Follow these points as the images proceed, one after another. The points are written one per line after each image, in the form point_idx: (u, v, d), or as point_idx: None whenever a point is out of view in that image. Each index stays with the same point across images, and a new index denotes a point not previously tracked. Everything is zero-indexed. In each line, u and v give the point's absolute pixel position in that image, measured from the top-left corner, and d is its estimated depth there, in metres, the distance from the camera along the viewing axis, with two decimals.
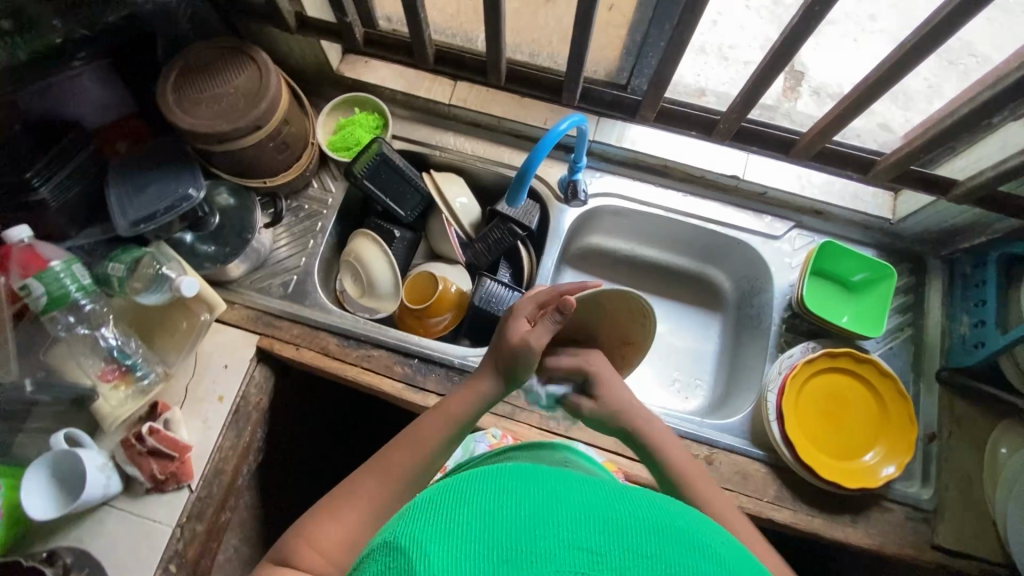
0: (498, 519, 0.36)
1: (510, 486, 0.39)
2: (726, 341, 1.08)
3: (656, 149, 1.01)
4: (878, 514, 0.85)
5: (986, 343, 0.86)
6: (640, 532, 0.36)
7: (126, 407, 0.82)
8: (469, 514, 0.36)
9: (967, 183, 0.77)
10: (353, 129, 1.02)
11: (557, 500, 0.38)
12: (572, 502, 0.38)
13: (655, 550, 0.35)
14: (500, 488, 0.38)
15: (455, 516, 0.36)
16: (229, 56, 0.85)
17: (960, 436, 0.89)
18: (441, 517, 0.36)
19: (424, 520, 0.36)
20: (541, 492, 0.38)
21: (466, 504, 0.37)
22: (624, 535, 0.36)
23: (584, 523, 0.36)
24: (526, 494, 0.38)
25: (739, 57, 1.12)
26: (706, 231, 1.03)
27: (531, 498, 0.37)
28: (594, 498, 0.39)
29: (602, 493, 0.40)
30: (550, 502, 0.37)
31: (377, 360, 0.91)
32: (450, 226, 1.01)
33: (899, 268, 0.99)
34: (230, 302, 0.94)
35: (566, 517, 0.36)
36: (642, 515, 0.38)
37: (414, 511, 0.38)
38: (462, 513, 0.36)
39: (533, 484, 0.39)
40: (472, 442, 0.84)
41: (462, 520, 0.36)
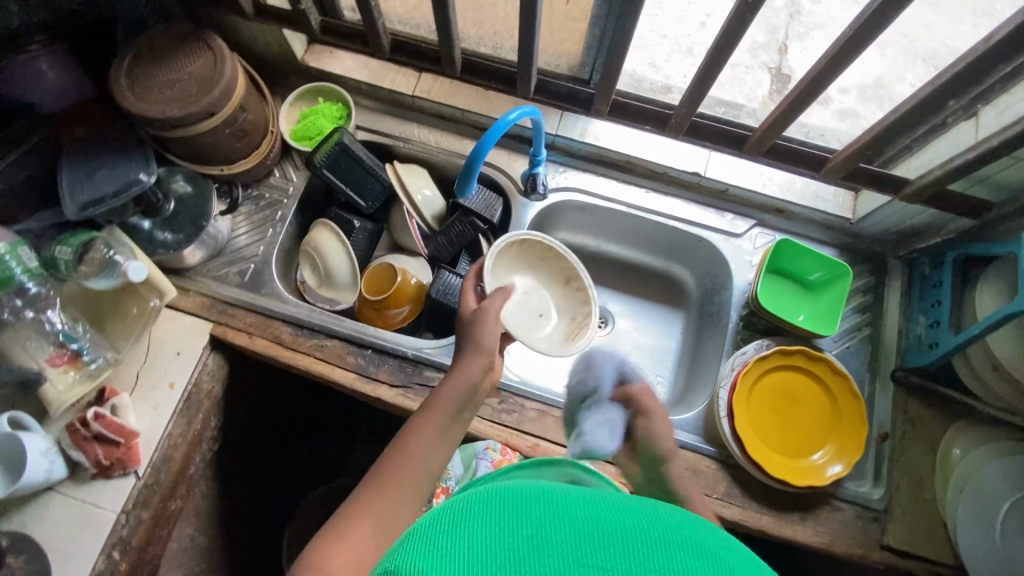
0: (499, 547, 0.36)
1: (507, 508, 0.40)
2: (688, 338, 1.08)
3: (618, 144, 1.00)
4: (827, 512, 0.85)
5: (940, 343, 0.85)
6: (634, 539, 0.38)
7: (74, 390, 0.81)
8: (471, 538, 0.37)
9: (917, 182, 0.77)
10: (315, 119, 1.01)
11: (559, 517, 0.39)
12: (575, 517, 0.39)
13: (651, 554, 0.37)
14: (501, 509, 0.40)
15: (457, 539, 0.37)
16: (184, 43, 0.84)
17: (913, 436, 0.89)
18: (444, 544, 0.37)
19: (431, 547, 0.37)
20: (536, 509, 0.40)
21: (470, 528, 0.38)
22: (620, 543, 0.37)
23: (582, 539, 0.37)
24: (523, 513, 0.39)
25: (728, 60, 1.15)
26: (667, 228, 1.03)
27: (530, 516, 0.39)
28: (590, 511, 0.40)
29: (597, 505, 0.41)
30: (552, 519, 0.38)
31: (330, 350, 0.91)
32: (411, 217, 1.01)
33: (859, 268, 0.99)
34: (185, 290, 0.94)
35: (567, 533, 0.37)
36: (636, 523, 0.39)
37: (418, 538, 0.38)
38: (467, 537, 0.37)
39: (533, 503, 0.40)
40: (474, 458, 0.84)
41: (469, 545, 0.36)
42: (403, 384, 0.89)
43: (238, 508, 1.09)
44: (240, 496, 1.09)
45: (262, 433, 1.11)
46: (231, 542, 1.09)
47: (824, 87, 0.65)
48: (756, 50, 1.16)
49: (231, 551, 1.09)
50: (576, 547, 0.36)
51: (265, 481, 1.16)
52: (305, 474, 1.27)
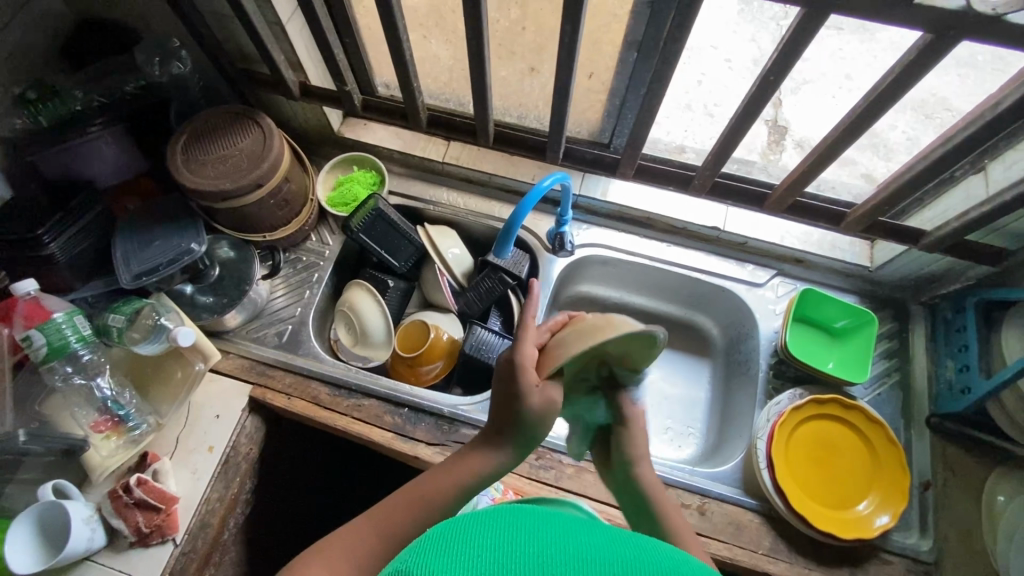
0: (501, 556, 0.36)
1: (518, 522, 0.40)
2: (718, 388, 1.08)
3: (637, 202, 1.05)
4: (877, 567, 0.83)
5: (971, 389, 0.86)
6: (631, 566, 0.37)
7: (116, 456, 0.83)
8: (480, 547, 0.37)
9: (933, 234, 0.81)
10: (351, 186, 1.07)
11: (562, 540, 0.39)
12: (575, 542, 0.39)
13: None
14: (508, 523, 0.40)
15: (469, 549, 0.37)
16: (236, 121, 0.91)
17: (955, 483, 0.88)
18: (451, 548, 0.37)
19: (438, 548, 0.37)
20: (537, 524, 0.40)
21: (477, 538, 0.38)
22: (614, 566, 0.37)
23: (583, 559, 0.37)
24: (527, 527, 0.39)
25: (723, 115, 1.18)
26: (690, 280, 1.06)
27: (532, 538, 0.38)
28: (588, 535, 0.40)
29: (595, 531, 0.41)
30: (557, 542, 0.38)
31: (367, 410, 0.92)
32: (443, 275, 1.05)
33: (881, 315, 1.01)
34: (225, 352, 0.96)
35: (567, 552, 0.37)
36: (634, 553, 0.39)
37: (427, 541, 0.39)
38: (473, 540, 0.38)
39: (538, 524, 0.40)
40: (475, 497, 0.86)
41: (471, 550, 0.37)
42: (440, 443, 0.90)
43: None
44: (269, 563, 1.07)
45: (292, 496, 1.10)
46: None
47: (842, 150, 0.70)
48: None
49: None
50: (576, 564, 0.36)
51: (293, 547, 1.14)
52: None
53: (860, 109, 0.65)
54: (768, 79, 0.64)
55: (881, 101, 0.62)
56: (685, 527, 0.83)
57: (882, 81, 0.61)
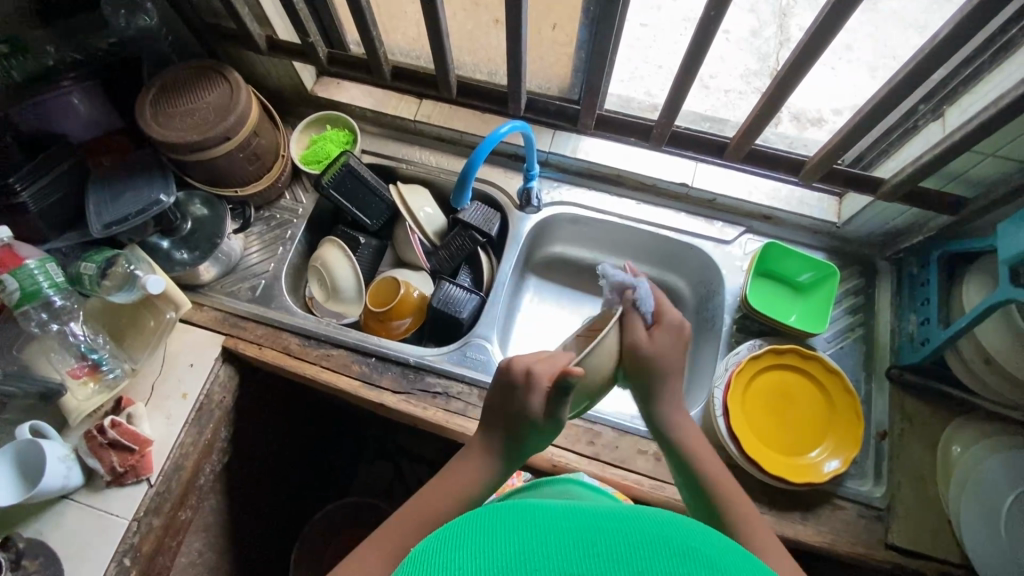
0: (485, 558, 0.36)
1: (502, 524, 0.39)
2: (686, 346, 1.09)
3: (607, 158, 1.06)
4: (829, 512, 0.84)
5: (930, 339, 0.87)
6: (628, 549, 0.37)
7: (92, 400, 0.86)
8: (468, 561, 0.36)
9: (891, 181, 0.81)
10: (323, 144, 1.08)
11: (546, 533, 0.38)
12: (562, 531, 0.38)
13: (618, 555, 0.36)
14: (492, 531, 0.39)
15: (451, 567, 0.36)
16: (204, 75, 0.92)
17: (912, 433, 0.89)
18: (435, 564, 0.37)
19: (426, 566, 0.37)
20: (515, 520, 0.39)
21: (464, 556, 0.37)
22: (586, 545, 0.37)
23: (569, 548, 0.36)
24: (505, 526, 0.39)
25: (718, 85, 1.21)
26: (659, 238, 1.07)
27: (517, 538, 0.37)
28: (576, 521, 0.39)
29: (577, 512, 0.40)
30: (538, 537, 0.37)
31: (335, 359, 0.95)
32: (413, 232, 1.06)
33: (849, 271, 1.01)
34: (199, 304, 0.99)
35: (549, 542, 0.37)
36: (620, 539, 0.37)
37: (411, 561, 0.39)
38: (456, 551, 0.37)
39: (525, 520, 0.39)
40: None
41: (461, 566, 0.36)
42: (405, 391, 0.92)
43: (245, 525, 1.11)
44: (248, 512, 1.11)
45: (271, 450, 1.13)
46: (238, 558, 1.10)
47: (792, 88, 0.70)
48: (749, 76, 1.21)
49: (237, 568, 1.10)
50: (563, 558, 0.36)
51: (273, 499, 1.18)
52: (311, 493, 1.28)
53: (803, 47, 0.65)
54: (709, 15, 0.64)
55: (823, 34, 0.62)
56: (641, 472, 0.85)
57: (823, 14, 0.61)
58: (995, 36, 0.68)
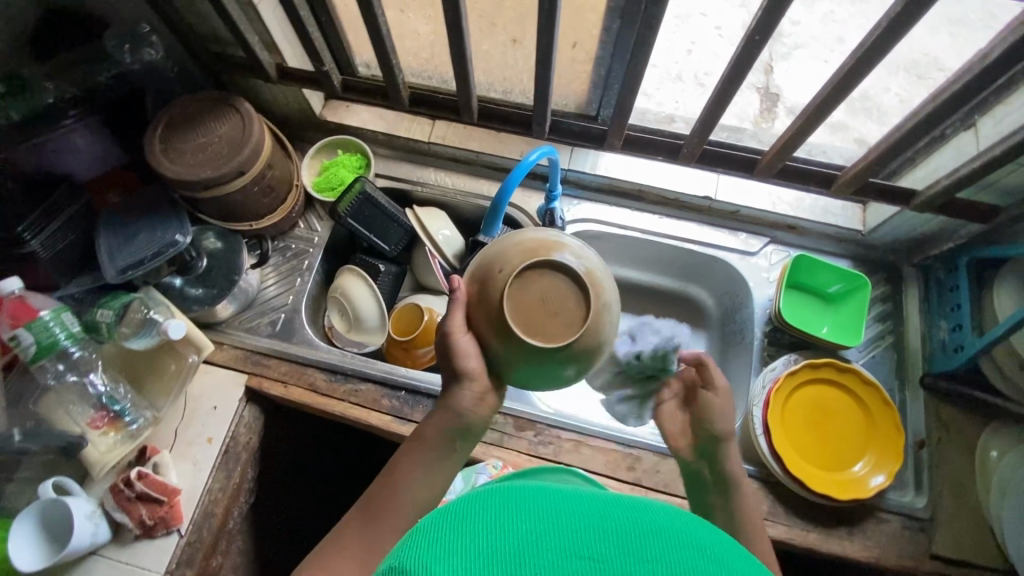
0: (501, 539, 0.32)
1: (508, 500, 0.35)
2: (713, 359, 1.08)
3: (628, 174, 1.05)
4: (873, 525, 0.84)
5: (964, 347, 0.87)
6: (642, 537, 0.33)
7: (115, 451, 0.82)
8: (469, 537, 0.32)
9: (925, 193, 0.80)
10: (336, 170, 1.05)
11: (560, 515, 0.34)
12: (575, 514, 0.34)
13: (653, 552, 0.32)
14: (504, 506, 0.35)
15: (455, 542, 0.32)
16: (214, 107, 0.89)
17: (950, 441, 0.89)
18: (447, 539, 0.32)
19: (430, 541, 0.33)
20: (536, 500, 0.36)
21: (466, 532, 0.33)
22: (616, 536, 0.33)
23: (582, 531, 0.33)
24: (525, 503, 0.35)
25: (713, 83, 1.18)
26: (683, 251, 1.06)
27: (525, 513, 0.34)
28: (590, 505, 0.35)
29: (603, 500, 0.37)
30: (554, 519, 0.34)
31: (364, 394, 0.92)
32: (434, 258, 1.04)
33: (875, 278, 1.01)
34: (218, 343, 0.96)
35: (573, 529, 0.33)
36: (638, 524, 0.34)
37: (417, 534, 0.34)
38: (470, 528, 0.33)
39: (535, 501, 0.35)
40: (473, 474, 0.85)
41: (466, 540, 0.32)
42: None
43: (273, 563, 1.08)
44: (277, 549, 1.08)
45: (297, 484, 1.11)
46: None
47: (832, 107, 0.68)
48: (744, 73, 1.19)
49: None
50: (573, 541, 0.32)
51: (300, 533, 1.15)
52: None
53: (849, 66, 0.64)
54: (753, 39, 0.62)
55: (874, 53, 0.60)
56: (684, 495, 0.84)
57: (870, 35, 0.60)
58: None
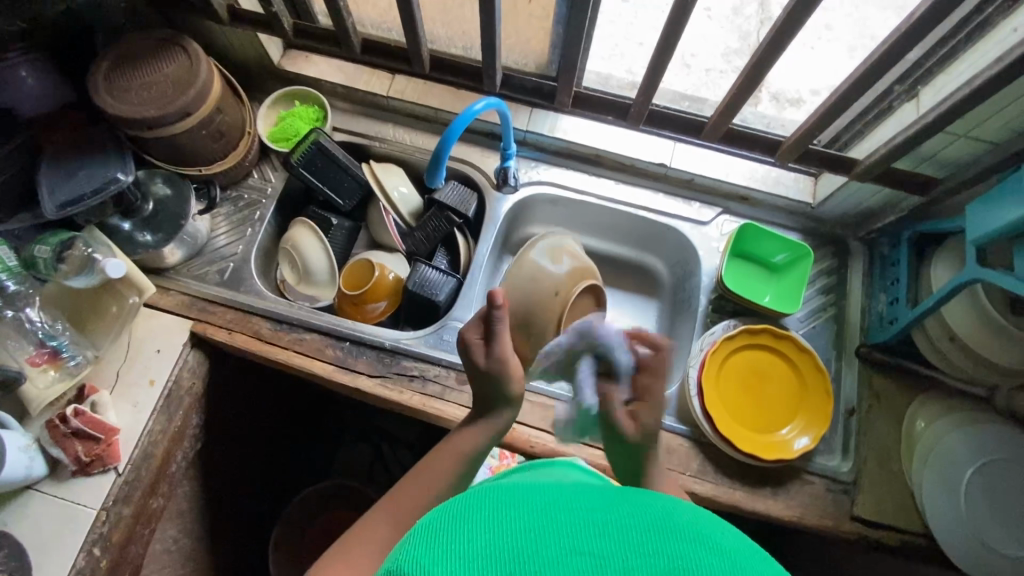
0: (498, 539, 0.35)
1: (510, 502, 0.38)
2: (663, 327, 1.10)
3: (586, 138, 1.05)
4: (798, 486, 0.87)
5: (898, 318, 0.89)
6: (634, 529, 0.36)
7: (54, 389, 0.83)
8: (472, 532, 0.36)
9: (865, 162, 0.82)
10: (293, 121, 1.05)
11: (559, 513, 0.37)
12: (572, 511, 0.37)
13: (653, 548, 0.35)
14: (504, 503, 0.38)
15: (458, 536, 0.36)
16: (161, 46, 0.87)
17: (880, 410, 0.92)
18: (443, 539, 0.36)
19: (433, 538, 0.36)
20: (522, 497, 0.39)
21: (470, 530, 0.36)
22: (617, 529, 0.36)
23: (582, 527, 0.36)
24: (514, 503, 0.38)
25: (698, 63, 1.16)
26: (637, 219, 1.07)
27: (526, 512, 0.37)
28: (587, 504, 0.39)
29: (598, 497, 0.40)
30: (553, 515, 0.37)
31: (309, 343, 0.93)
32: (388, 214, 1.04)
33: (823, 251, 1.03)
34: (165, 289, 0.96)
35: (565, 521, 0.36)
36: (634, 515, 0.38)
37: (417, 533, 0.38)
38: (467, 529, 0.36)
39: (532, 499, 0.39)
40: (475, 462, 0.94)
41: (470, 533, 0.36)
42: (381, 374, 0.91)
43: (220, 511, 1.09)
44: (224, 496, 1.10)
45: (247, 435, 1.12)
46: (215, 543, 1.09)
47: (769, 66, 0.69)
48: None
49: (215, 552, 1.09)
50: (574, 534, 0.35)
51: (250, 484, 1.16)
52: (289, 478, 1.27)
53: (782, 23, 0.64)
54: None
55: (803, 8, 0.60)
56: None
57: None
58: (970, 16, 0.68)
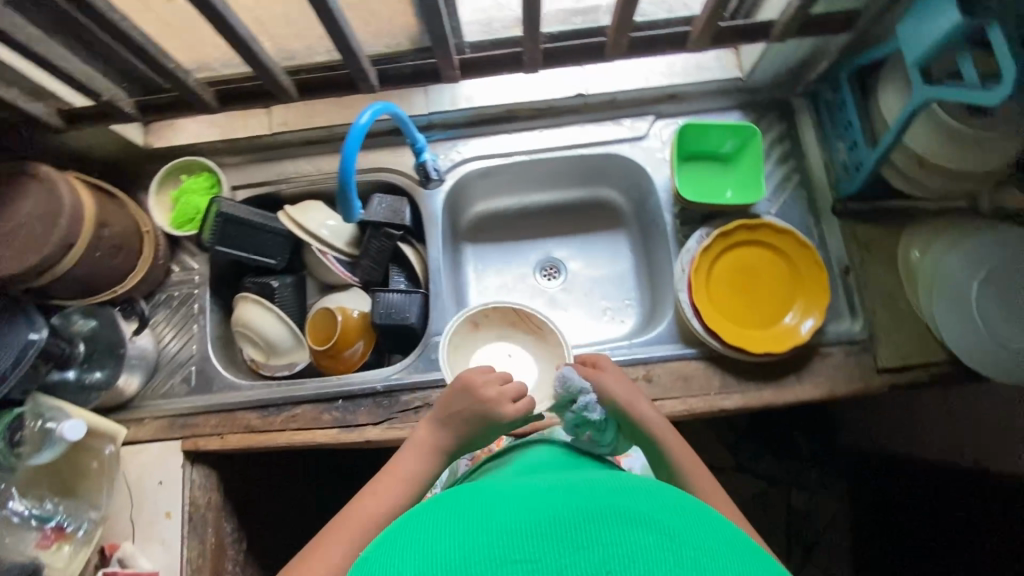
0: (439, 559, 0.39)
1: (453, 515, 0.43)
2: (639, 254, 1.07)
3: (493, 98, 0.97)
4: (820, 363, 0.86)
5: (862, 163, 0.86)
6: (565, 522, 0.40)
7: (76, 559, 0.79)
8: (421, 555, 0.40)
9: (781, 19, 0.76)
10: (188, 199, 0.96)
11: (496, 520, 0.41)
12: (507, 517, 0.42)
13: (583, 535, 0.39)
14: (449, 521, 0.42)
15: (406, 559, 0.40)
16: (9, 182, 0.78)
17: (872, 259, 0.90)
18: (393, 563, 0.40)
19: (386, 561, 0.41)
20: (465, 512, 0.43)
21: (417, 551, 0.40)
22: (550, 527, 0.40)
23: (515, 531, 0.40)
24: (456, 522, 0.42)
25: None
26: (576, 159, 1.01)
27: (468, 529, 0.41)
28: (520, 506, 0.43)
29: (534, 496, 0.44)
30: (490, 524, 0.41)
31: (303, 417, 0.89)
32: (326, 255, 0.98)
33: (768, 119, 0.98)
34: (139, 420, 0.91)
35: (501, 529, 0.40)
36: (565, 508, 0.41)
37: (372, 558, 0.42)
38: (415, 548, 0.41)
39: (473, 511, 0.43)
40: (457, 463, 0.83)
41: (412, 554, 0.40)
42: (386, 418, 0.87)
43: None
44: None
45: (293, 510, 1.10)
46: None
47: None
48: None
49: None
50: (507, 541, 0.39)
51: None
52: None
53: None
54: None
55: None
56: None
57: None
58: None
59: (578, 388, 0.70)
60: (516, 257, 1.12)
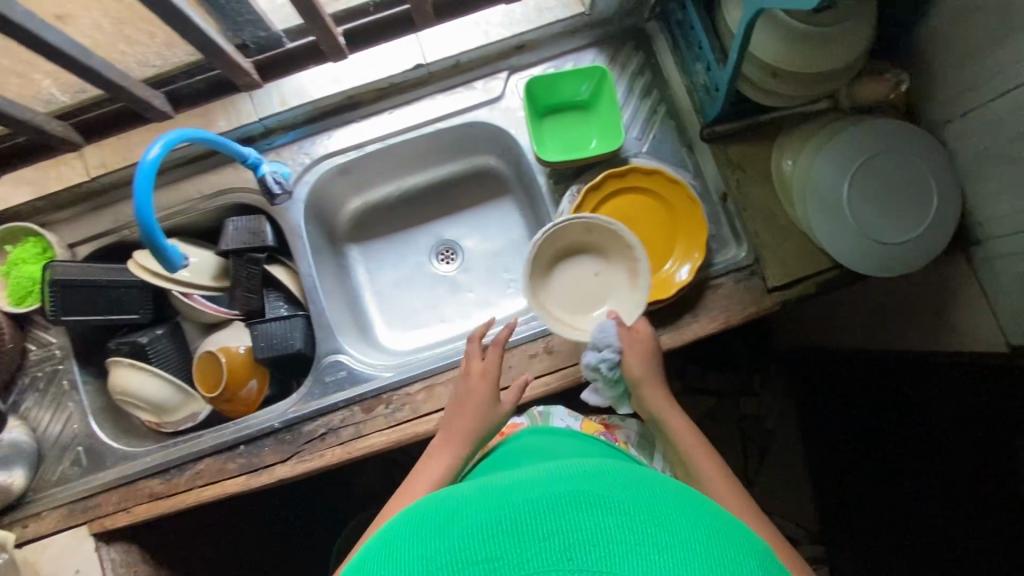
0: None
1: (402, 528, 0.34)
2: (529, 218, 1.02)
3: (326, 88, 0.89)
4: (712, 296, 0.85)
5: (719, 86, 0.81)
6: (532, 516, 0.31)
7: None
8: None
9: None
10: (19, 270, 0.86)
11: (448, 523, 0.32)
12: (464, 516, 0.33)
13: (554, 532, 0.30)
14: (396, 534, 0.33)
15: None
16: None
17: (748, 179, 0.87)
18: None
19: None
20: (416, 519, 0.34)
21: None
22: (512, 525, 0.31)
23: (472, 532, 0.31)
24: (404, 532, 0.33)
25: None
26: (438, 135, 0.94)
27: (417, 536, 0.32)
28: (480, 504, 0.33)
29: (494, 491, 0.35)
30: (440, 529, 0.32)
31: (207, 471, 0.84)
32: (192, 296, 0.90)
33: (626, 50, 0.92)
34: (37, 514, 0.86)
35: (452, 533, 0.31)
36: (534, 499, 0.32)
37: None
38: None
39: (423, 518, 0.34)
40: None
41: None
42: (292, 453, 0.83)
43: None
44: None
45: None
46: None
47: None
48: None
49: None
50: (459, 547, 0.30)
51: None
52: None
53: None
54: None
55: None
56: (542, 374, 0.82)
57: None
58: None
59: (607, 345, 0.73)
60: (406, 249, 1.05)
